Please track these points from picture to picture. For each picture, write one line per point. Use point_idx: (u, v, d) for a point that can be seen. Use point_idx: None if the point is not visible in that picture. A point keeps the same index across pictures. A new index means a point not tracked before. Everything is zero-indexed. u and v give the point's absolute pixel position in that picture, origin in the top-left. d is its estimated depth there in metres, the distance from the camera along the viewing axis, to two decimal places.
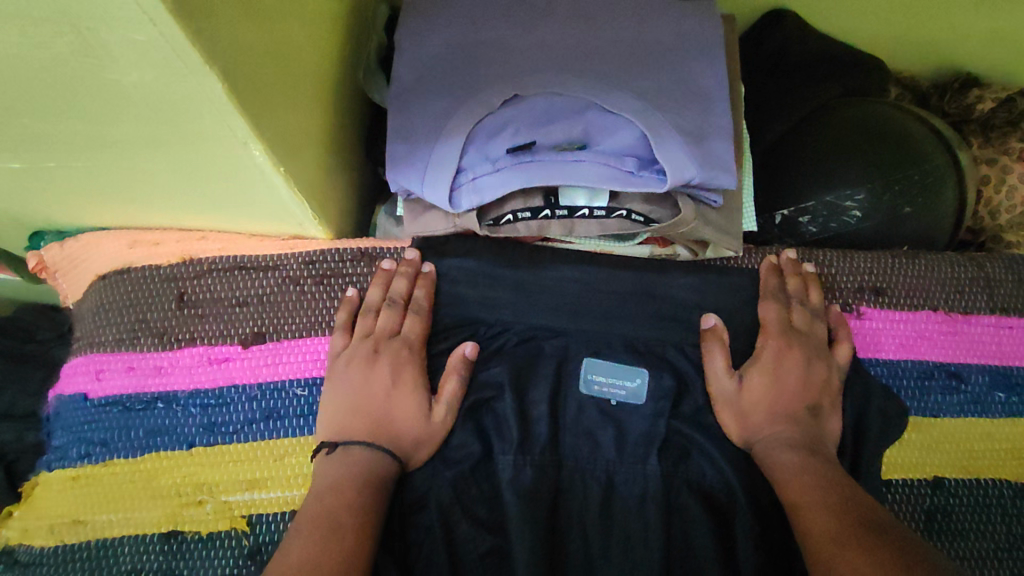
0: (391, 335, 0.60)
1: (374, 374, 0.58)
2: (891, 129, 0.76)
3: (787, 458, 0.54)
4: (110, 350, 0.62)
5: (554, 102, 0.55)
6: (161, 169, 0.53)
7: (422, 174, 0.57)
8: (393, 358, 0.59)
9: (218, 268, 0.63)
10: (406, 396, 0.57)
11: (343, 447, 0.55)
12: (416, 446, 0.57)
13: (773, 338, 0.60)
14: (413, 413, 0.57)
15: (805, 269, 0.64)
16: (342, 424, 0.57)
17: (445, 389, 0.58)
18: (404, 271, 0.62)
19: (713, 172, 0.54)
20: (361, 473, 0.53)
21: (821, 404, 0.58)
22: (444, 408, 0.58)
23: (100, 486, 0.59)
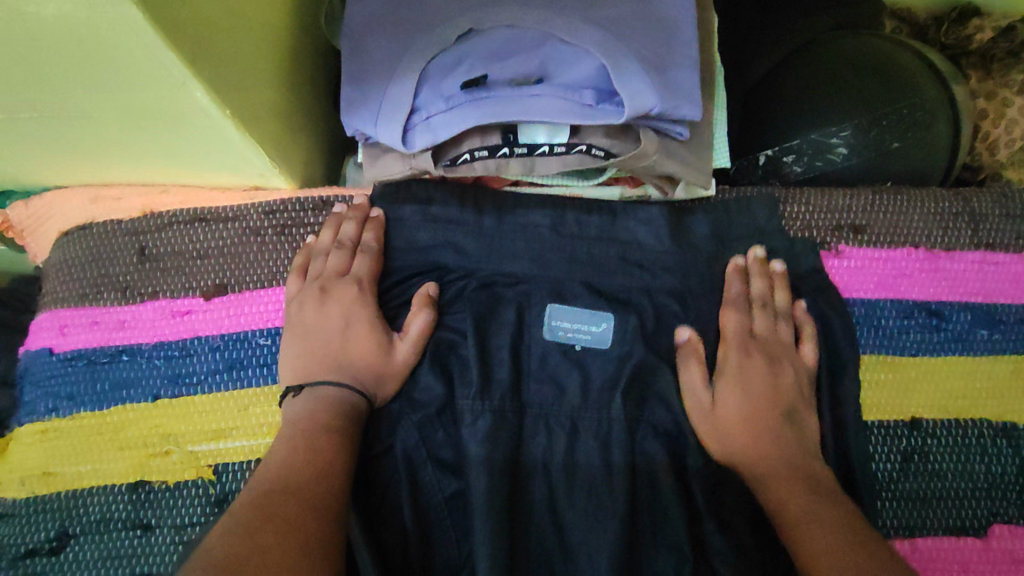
0: (343, 277, 0.59)
1: (330, 319, 0.58)
2: (883, 63, 0.72)
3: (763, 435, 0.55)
4: (75, 305, 0.62)
5: (509, 36, 0.53)
6: (108, 123, 0.51)
7: (374, 115, 0.55)
8: (345, 298, 0.58)
9: (179, 221, 0.63)
10: (362, 334, 0.57)
11: (311, 388, 0.55)
12: (382, 383, 0.56)
13: (736, 347, 0.58)
14: (375, 353, 0.57)
15: (772, 269, 0.62)
16: (305, 369, 0.57)
17: (410, 327, 0.58)
18: (354, 215, 0.62)
19: (676, 102, 0.51)
20: (327, 408, 0.53)
21: (795, 404, 0.57)
22: (409, 346, 0.58)
23: (68, 438, 0.59)
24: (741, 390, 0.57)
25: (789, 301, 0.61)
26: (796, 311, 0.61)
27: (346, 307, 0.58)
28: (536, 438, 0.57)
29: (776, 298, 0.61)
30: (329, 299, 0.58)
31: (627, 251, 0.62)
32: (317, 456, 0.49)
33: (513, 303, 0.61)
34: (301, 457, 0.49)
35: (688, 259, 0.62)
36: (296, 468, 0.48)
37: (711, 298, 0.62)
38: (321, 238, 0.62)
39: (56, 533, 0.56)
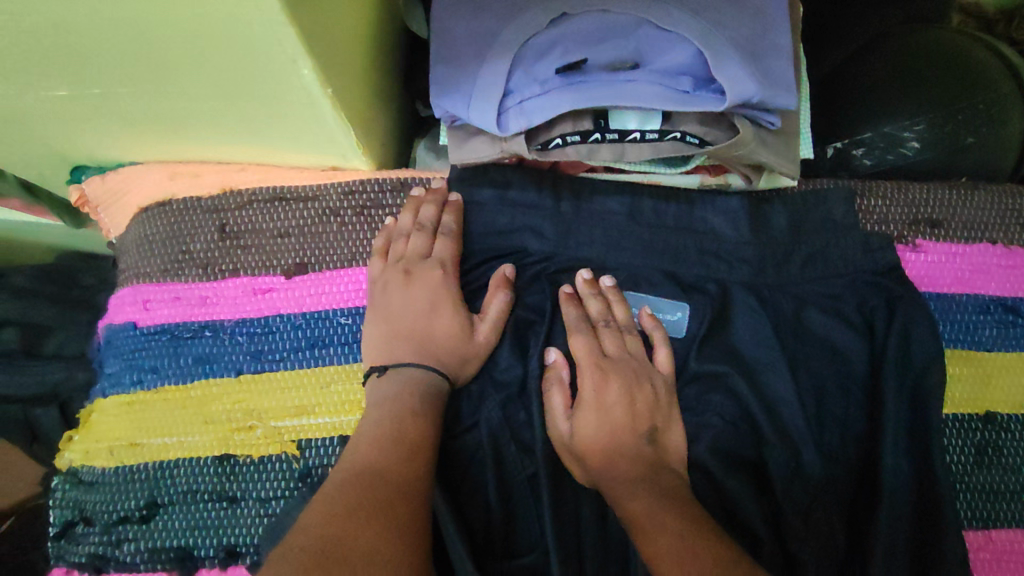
0: (425, 260, 0.60)
1: (411, 301, 0.58)
2: (958, 56, 0.71)
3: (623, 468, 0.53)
4: (155, 281, 0.63)
5: (602, 20, 0.53)
6: (207, 96, 0.52)
7: (467, 98, 0.55)
8: (428, 280, 0.59)
9: (259, 200, 0.63)
10: (444, 317, 0.58)
11: (395, 368, 0.56)
12: (464, 365, 0.57)
13: (589, 375, 0.56)
14: (457, 335, 0.57)
15: (603, 285, 0.60)
16: (388, 349, 0.57)
17: (490, 308, 0.59)
18: (432, 199, 0.62)
19: (774, 91, 0.51)
20: (413, 389, 0.54)
21: (655, 425, 0.56)
22: (489, 327, 0.58)
23: (153, 411, 0.60)
24: (600, 416, 0.55)
25: (630, 314, 0.60)
26: (643, 321, 0.59)
27: (431, 290, 0.59)
28: None
29: (616, 315, 0.59)
30: (412, 280, 0.59)
31: (704, 240, 0.63)
32: (407, 434, 0.51)
33: None
34: (390, 439, 0.50)
35: (765, 248, 0.62)
36: (388, 447, 0.49)
37: (787, 287, 0.62)
38: (401, 220, 0.62)
39: (145, 502, 0.58)
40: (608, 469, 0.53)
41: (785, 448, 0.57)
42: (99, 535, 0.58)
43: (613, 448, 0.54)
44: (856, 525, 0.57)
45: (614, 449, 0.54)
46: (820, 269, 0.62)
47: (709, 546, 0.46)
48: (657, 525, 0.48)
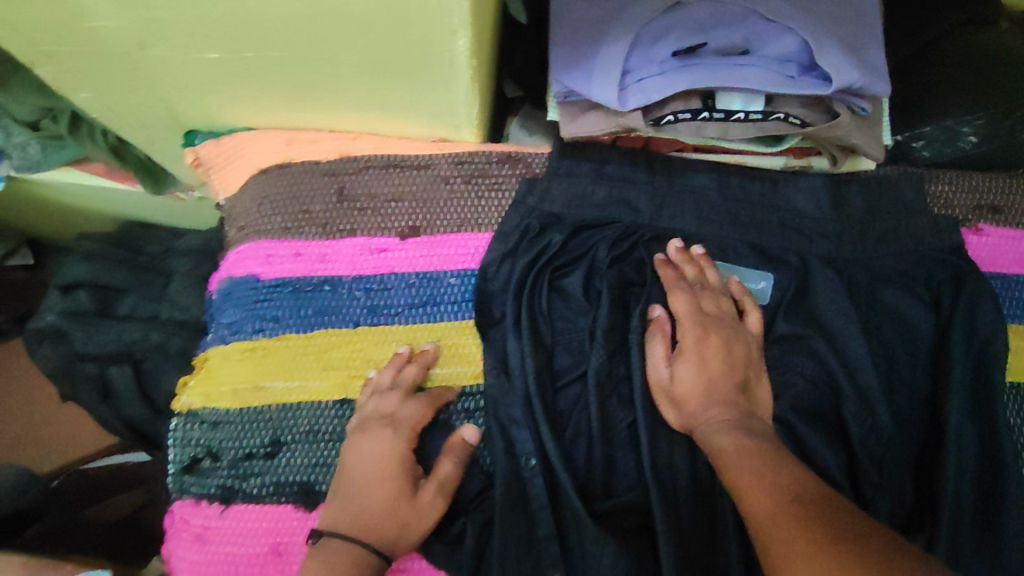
0: (385, 417, 0.60)
1: (365, 463, 0.58)
2: (1013, 59, 0.76)
3: (717, 414, 0.58)
4: (277, 238, 0.67)
5: (715, 8, 0.57)
6: (355, 60, 0.57)
7: (587, 75, 0.59)
8: (379, 439, 0.59)
9: (374, 166, 0.68)
10: (385, 480, 0.57)
11: (326, 540, 0.55)
12: (402, 533, 0.56)
13: (690, 329, 0.62)
14: (400, 509, 0.56)
15: (694, 252, 0.66)
16: (335, 516, 0.57)
17: (438, 472, 0.59)
18: (418, 359, 0.64)
19: (872, 78, 0.56)
20: (346, 563, 0.53)
21: (747, 378, 0.61)
22: (434, 490, 0.58)
23: (277, 357, 0.65)
24: (699, 366, 0.60)
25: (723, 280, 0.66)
26: (733, 289, 0.65)
27: (383, 448, 0.59)
28: None
29: (709, 278, 0.65)
30: (368, 434, 0.60)
31: (785, 216, 0.69)
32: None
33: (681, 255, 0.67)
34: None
35: (839, 225, 0.69)
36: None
37: (859, 261, 0.68)
38: (382, 376, 0.63)
39: (270, 441, 0.63)
40: (704, 413, 0.59)
41: (861, 405, 0.63)
42: (227, 468, 0.64)
43: (711, 394, 0.59)
44: (922, 478, 0.63)
45: (711, 398, 0.59)
46: (890, 247, 0.68)
47: (784, 472, 0.51)
48: (739, 465, 0.53)
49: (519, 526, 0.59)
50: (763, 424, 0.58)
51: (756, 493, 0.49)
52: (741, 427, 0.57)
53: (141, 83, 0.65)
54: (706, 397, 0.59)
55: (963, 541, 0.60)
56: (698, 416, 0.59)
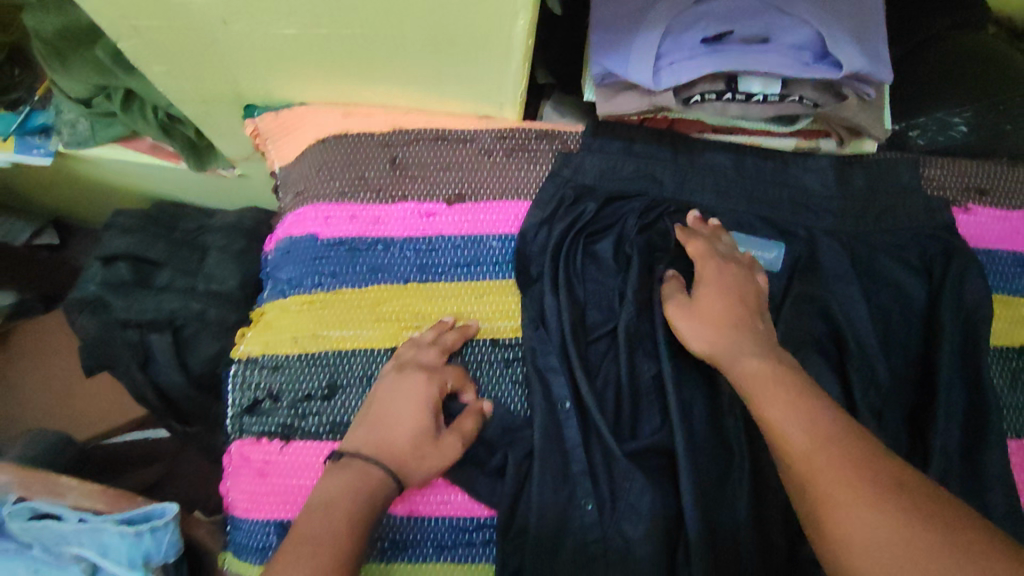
0: (422, 366, 0.66)
1: (399, 400, 0.63)
2: (998, 62, 0.84)
3: (738, 338, 0.61)
4: (334, 201, 0.74)
5: (739, 2, 0.65)
6: (420, 38, 0.63)
7: (624, 58, 0.67)
8: (415, 381, 0.64)
9: (425, 139, 0.76)
10: (417, 416, 0.62)
11: (348, 459, 0.60)
12: (419, 467, 0.61)
13: (704, 268, 0.67)
14: (424, 449, 0.61)
15: (707, 222, 0.72)
16: (362, 439, 0.61)
17: (461, 425, 0.64)
18: (459, 329, 0.70)
19: (877, 66, 0.64)
20: (364, 481, 0.58)
21: (760, 315, 0.65)
22: (455, 439, 0.63)
23: (334, 309, 0.71)
24: (714, 299, 0.64)
25: (732, 244, 0.71)
26: (741, 255, 0.70)
27: (419, 392, 0.64)
28: None
29: (720, 241, 0.70)
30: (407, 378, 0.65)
31: (795, 193, 0.76)
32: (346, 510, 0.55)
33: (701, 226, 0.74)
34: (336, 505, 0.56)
35: (842, 201, 0.76)
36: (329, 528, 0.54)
37: (861, 235, 0.75)
38: (425, 333, 0.69)
39: (327, 384, 0.69)
40: (725, 338, 0.62)
41: (862, 362, 0.70)
42: (286, 409, 0.69)
43: (729, 323, 0.63)
44: (915, 428, 0.70)
45: (730, 325, 0.62)
46: (889, 223, 0.76)
47: (809, 404, 0.53)
48: (761, 386, 0.56)
49: (555, 462, 0.65)
50: (780, 352, 0.61)
51: (789, 430, 0.52)
52: (760, 355, 0.59)
53: (213, 57, 0.71)
54: (727, 324, 0.63)
55: (950, 484, 0.67)
56: (720, 342, 0.62)
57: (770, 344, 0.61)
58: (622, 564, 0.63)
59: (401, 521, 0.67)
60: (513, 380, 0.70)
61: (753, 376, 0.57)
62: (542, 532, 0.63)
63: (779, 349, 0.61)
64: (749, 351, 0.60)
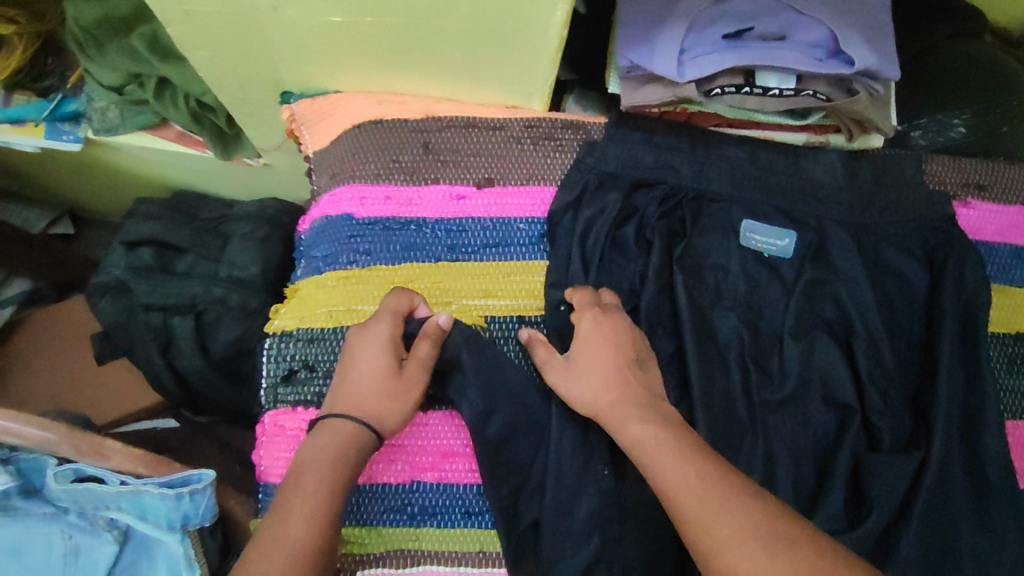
0: (379, 311, 0.68)
1: (358, 352, 0.65)
2: (997, 68, 0.89)
3: (618, 394, 0.61)
4: (370, 183, 0.77)
5: (757, 2, 0.69)
6: (461, 28, 0.67)
7: (650, 51, 0.71)
8: (373, 328, 0.66)
9: (456, 126, 0.80)
10: (376, 361, 0.64)
11: (322, 422, 0.63)
12: (389, 406, 0.64)
13: (582, 320, 0.67)
14: (393, 389, 0.64)
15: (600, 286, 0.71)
16: (335, 399, 0.64)
17: (416, 351, 0.66)
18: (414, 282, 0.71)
19: (885, 64, 0.69)
20: (337, 438, 0.61)
21: (642, 364, 0.64)
22: (415, 367, 0.65)
23: (368, 284, 0.75)
24: (590, 352, 0.64)
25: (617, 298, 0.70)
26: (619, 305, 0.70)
27: (376, 337, 0.65)
28: (728, 317, 0.74)
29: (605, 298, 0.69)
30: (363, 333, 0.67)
31: (805, 185, 0.81)
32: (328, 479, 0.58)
33: (717, 214, 0.78)
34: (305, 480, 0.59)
35: (849, 193, 0.81)
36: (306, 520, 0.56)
37: (868, 225, 0.79)
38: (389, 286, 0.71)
39: None
40: (601, 392, 0.62)
41: (869, 344, 0.73)
42: (322, 377, 0.72)
43: (608, 375, 0.63)
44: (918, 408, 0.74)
45: (612, 380, 0.62)
46: (893, 215, 0.80)
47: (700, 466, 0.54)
48: (658, 449, 0.56)
49: (577, 431, 0.68)
50: (666, 408, 0.61)
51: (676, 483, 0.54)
52: (641, 414, 0.60)
53: (258, 44, 0.75)
54: (602, 379, 0.63)
55: (951, 458, 0.71)
56: (600, 396, 0.62)
57: (656, 400, 0.62)
58: (641, 526, 0.66)
59: (430, 488, 0.70)
60: None
61: (646, 431, 0.58)
62: (564, 496, 0.66)
63: (664, 403, 0.62)
64: (629, 410, 0.60)
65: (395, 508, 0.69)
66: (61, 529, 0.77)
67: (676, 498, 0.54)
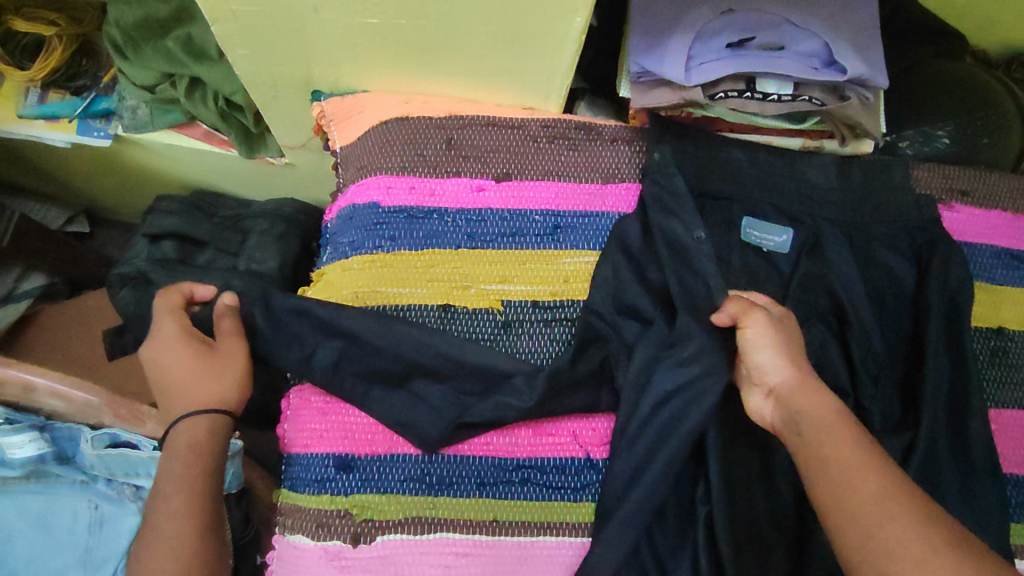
0: (164, 312, 0.75)
1: (169, 350, 0.71)
2: (973, 84, 0.96)
3: (813, 376, 0.65)
4: (395, 174, 0.83)
5: (758, 16, 0.76)
6: (488, 31, 0.73)
7: (660, 58, 0.77)
8: (170, 324, 0.73)
9: (478, 124, 0.85)
10: (176, 352, 0.71)
11: (170, 430, 0.68)
12: (217, 377, 0.71)
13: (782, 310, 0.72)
14: (205, 362, 0.71)
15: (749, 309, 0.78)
16: (168, 404, 0.70)
17: (221, 327, 0.74)
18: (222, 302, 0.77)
19: (873, 73, 0.75)
20: (185, 445, 0.66)
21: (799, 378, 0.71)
22: (223, 338, 0.73)
23: (391, 269, 0.79)
24: (792, 335, 0.69)
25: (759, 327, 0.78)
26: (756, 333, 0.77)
27: (165, 331, 0.72)
28: None
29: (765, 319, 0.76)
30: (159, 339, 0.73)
31: (801, 187, 0.86)
32: (180, 483, 0.64)
33: (718, 211, 0.83)
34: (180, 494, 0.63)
35: (843, 195, 0.87)
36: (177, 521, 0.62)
37: (860, 225, 0.85)
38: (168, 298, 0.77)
39: None
40: (802, 368, 0.66)
41: (861, 335, 0.78)
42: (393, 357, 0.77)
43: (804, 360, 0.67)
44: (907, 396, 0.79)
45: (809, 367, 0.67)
46: (883, 217, 0.86)
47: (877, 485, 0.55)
48: (845, 454, 0.58)
49: None
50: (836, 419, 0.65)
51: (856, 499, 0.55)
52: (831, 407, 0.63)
53: (295, 44, 0.79)
54: (802, 360, 0.66)
55: (939, 442, 0.75)
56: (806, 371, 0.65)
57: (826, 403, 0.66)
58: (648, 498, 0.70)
59: (448, 460, 0.74)
60: (553, 337, 0.78)
61: (834, 433, 0.60)
62: None
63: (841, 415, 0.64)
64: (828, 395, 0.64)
65: (414, 477, 0.73)
66: (89, 498, 0.80)
67: (847, 497, 0.56)
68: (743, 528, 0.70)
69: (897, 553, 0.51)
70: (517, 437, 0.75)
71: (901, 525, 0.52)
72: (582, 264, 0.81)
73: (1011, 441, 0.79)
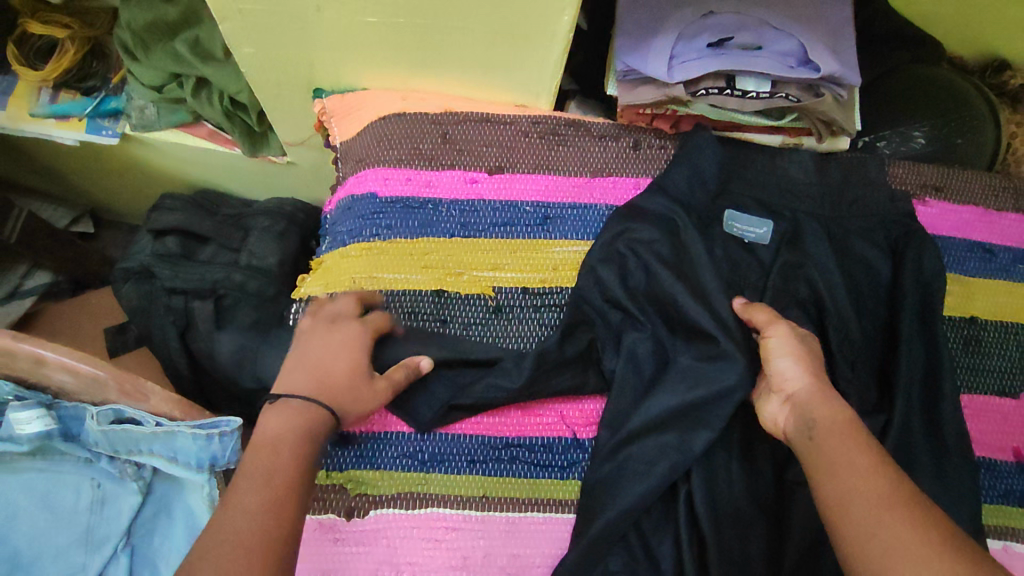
0: (351, 316, 0.76)
1: (337, 352, 0.71)
2: (946, 88, 1.01)
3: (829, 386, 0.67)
4: (393, 167, 0.87)
5: (736, 19, 0.81)
6: (481, 29, 0.77)
7: (644, 56, 0.81)
8: (349, 327, 0.74)
9: (472, 120, 0.89)
10: (347, 362, 0.70)
11: (284, 400, 0.66)
12: (355, 403, 0.69)
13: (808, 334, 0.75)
14: (356, 385, 0.69)
15: None
16: (293, 382, 0.68)
17: (391, 374, 0.73)
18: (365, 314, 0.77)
19: (845, 72, 0.80)
20: (296, 424, 0.64)
21: None
22: (383, 381, 0.72)
23: (387, 255, 0.83)
24: (812, 351, 0.71)
25: None
26: None
27: (349, 337, 0.73)
28: None
29: None
30: (334, 336, 0.72)
31: (780, 183, 0.90)
32: (290, 457, 0.61)
33: (702, 203, 0.87)
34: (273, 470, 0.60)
35: (821, 191, 0.90)
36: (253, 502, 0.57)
37: (837, 219, 0.89)
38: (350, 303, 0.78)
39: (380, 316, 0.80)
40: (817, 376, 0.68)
41: (839, 322, 0.81)
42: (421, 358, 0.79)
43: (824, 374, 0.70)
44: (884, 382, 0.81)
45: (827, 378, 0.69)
46: (859, 211, 0.90)
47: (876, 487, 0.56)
48: (855, 458, 0.58)
49: None
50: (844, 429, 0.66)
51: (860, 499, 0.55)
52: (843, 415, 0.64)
53: (299, 42, 0.83)
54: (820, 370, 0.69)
55: (913, 425, 0.78)
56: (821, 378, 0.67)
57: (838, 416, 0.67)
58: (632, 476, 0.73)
59: (439, 438, 0.77)
60: (542, 322, 0.81)
61: (841, 437, 0.61)
62: None
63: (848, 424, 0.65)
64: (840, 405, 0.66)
65: (407, 454, 0.76)
66: (92, 476, 0.83)
67: (851, 499, 0.56)
68: (724, 505, 0.72)
69: (894, 560, 0.50)
70: (506, 417, 0.78)
71: (896, 525, 0.52)
72: (570, 253, 0.84)
73: (984, 425, 0.82)
